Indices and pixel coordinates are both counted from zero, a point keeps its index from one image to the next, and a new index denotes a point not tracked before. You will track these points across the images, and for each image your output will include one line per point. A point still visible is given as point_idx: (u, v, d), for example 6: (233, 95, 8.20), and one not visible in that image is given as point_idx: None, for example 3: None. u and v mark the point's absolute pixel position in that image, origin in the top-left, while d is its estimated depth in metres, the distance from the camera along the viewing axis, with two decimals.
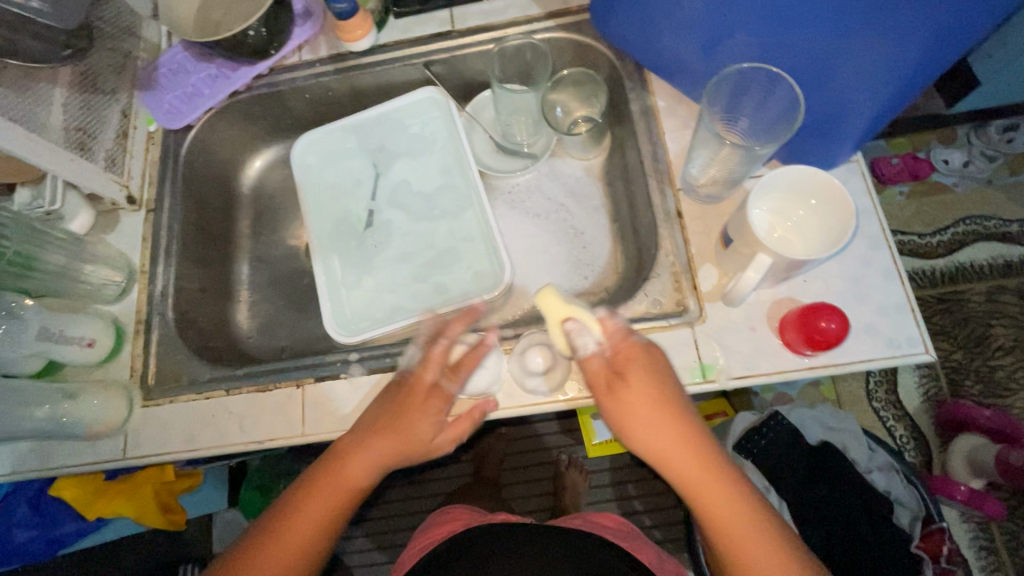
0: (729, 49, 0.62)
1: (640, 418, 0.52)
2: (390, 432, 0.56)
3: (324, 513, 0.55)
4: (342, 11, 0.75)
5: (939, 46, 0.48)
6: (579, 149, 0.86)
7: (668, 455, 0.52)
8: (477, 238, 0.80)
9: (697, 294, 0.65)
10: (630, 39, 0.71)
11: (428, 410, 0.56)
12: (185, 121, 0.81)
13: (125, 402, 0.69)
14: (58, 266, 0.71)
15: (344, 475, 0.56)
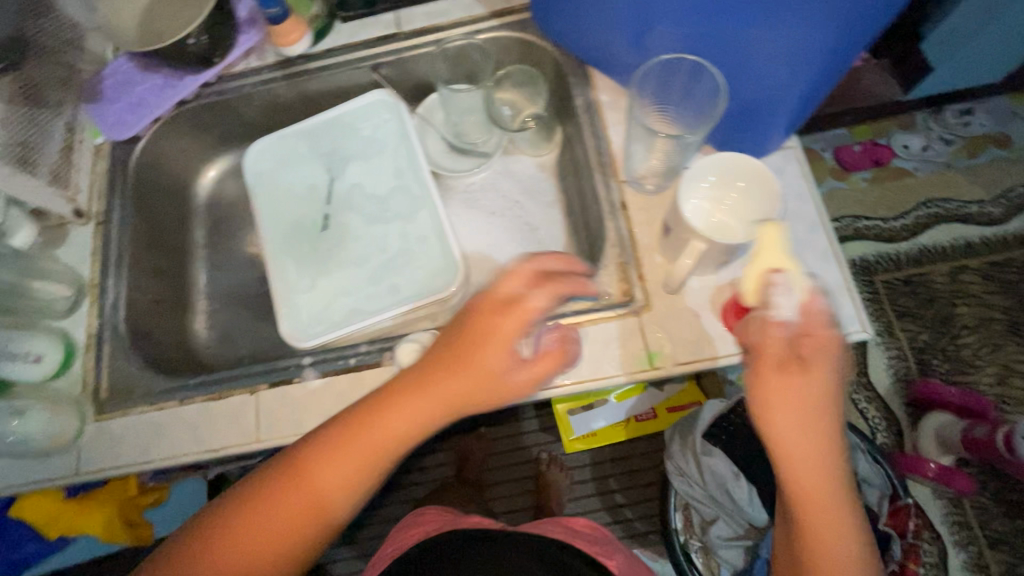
0: (656, 43, 0.63)
1: (803, 408, 0.47)
2: (471, 367, 0.53)
3: (349, 469, 0.54)
4: (273, 15, 0.76)
5: (840, 30, 0.50)
6: (531, 146, 0.86)
7: (807, 454, 0.48)
8: (431, 238, 0.80)
9: (642, 283, 0.66)
10: (568, 36, 0.72)
11: (510, 337, 0.53)
12: (131, 131, 0.81)
13: (76, 417, 0.69)
14: (7, 284, 0.71)
15: (380, 432, 0.54)
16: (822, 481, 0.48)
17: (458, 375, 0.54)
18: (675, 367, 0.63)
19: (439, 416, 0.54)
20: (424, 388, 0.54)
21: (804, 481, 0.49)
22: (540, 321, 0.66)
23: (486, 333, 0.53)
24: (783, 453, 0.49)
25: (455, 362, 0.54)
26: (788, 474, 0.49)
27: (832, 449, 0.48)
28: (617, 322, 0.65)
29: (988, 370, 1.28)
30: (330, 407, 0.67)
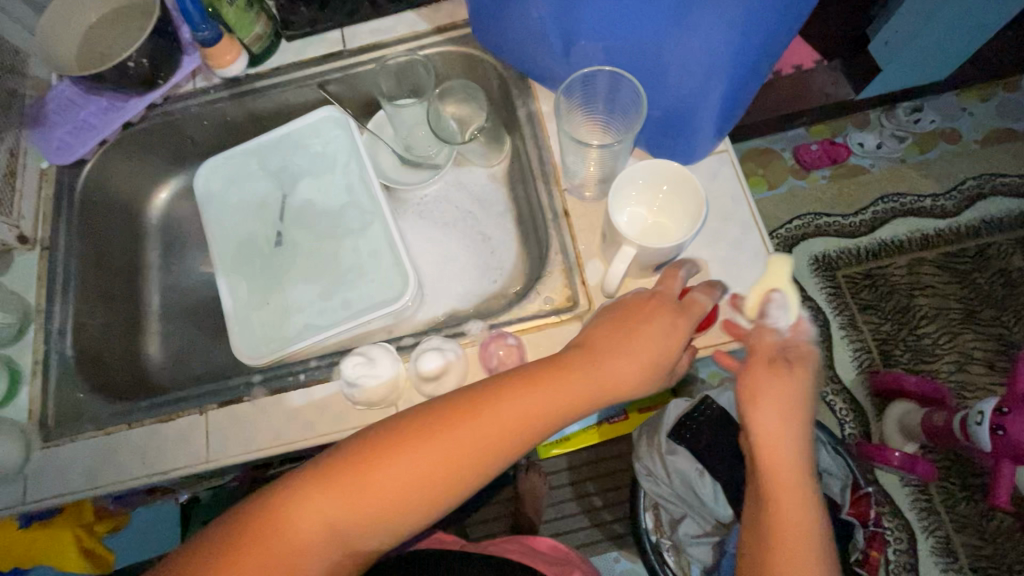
0: (582, 56, 0.66)
1: (784, 398, 0.52)
2: (654, 351, 0.53)
3: (439, 462, 0.50)
4: (205, 37, 0.77)
5: (739, 40, 0.53)
6: (480, 157, 0.88)
7: (779, 445, 0.51)
8: (383, 252, 0.81)
9: (585, 288, 0.68)
10: (504, 50, 0.75)
11: (671, 316, 0.55)
12: (75, 155, 0.80)
13: (22, 445, 0.68)
14: None
15: (487, 424, 0.51)
16: (793, 476, 0.51)
17: (614, 362, 0.53)
18: None
19: (592, 403, 0.53)
20: (546, 376, 0.53)
21: (777, 468, 0.51)
22: (486, 329, 0.68)
23: (650, 315, 0.55)
24: (771, 438, 0.51)
25: (615, 340, 0.54)
26: (766, 459, 0.51)
27: (800, 442, 0.52)
28: (561, 328, 0.67)
29: (947, 359, 1.32)
30: (280, 425, 0.67)
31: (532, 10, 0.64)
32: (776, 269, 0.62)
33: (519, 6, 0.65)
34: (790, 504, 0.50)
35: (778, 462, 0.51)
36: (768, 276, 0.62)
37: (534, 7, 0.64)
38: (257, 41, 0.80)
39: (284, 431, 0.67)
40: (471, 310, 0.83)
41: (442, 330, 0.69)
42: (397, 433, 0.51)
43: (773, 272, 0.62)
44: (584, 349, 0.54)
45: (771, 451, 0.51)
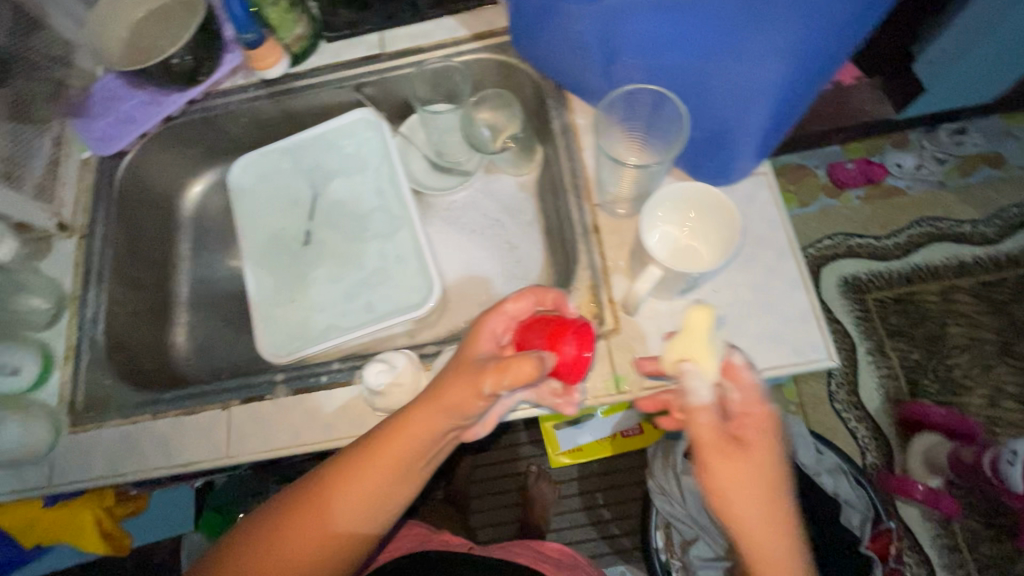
0: (623, 72, 0.65)
1: (729, 464, 0.48)
2: (473, 364, 0.53)
3: (358, 496, 0.54)
4: (249, 41, 0.77)
5: (788, 63, 0.52)
6: (511, 165, 0.87)
7: (744, 506, 0.47)
8: (409, 257, 0.81)
9: (612, 306, 0.67)
10: (544, 57, 0.74)
11: (485, 331, 0.57)
12: (117, 146, 0.83)
13: (50, 429, 0.69)
14: None
15: (387, 457, 0.54)
16: (766, 533, 0.47)
17: (457, 380, 0.52)
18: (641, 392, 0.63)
19: (456, 417, 0.53)
20: (426, 399, 0.54)
21: (749, 529, 0.47)
22: None
23: (477, 333, 0.56)
24: (720, 499, 0.48)
25: (461, 363, 0.54)
26: (730, 521, 0.48)
27: (772, 497, 0.47)
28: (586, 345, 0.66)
29: (979, 391, 1.27)
30: (299, 425, 0.67)
31: (575, 22, 0.63)
32: (692, 336, 0.55)
33: (562, 17, 0.64)
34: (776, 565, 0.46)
35: (749, 526, 0.47)
36: (691, 340, 0.55)
37: (578, 20, 0.62)
38: (297, 44, 0.81)
39: (302, 431, 0.67)
40: None
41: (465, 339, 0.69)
42: (313, 485, 0.55)
43: (688, 340, 0.55)
44: (439, 377, 0.55)
45: (738, 516, 0.47)
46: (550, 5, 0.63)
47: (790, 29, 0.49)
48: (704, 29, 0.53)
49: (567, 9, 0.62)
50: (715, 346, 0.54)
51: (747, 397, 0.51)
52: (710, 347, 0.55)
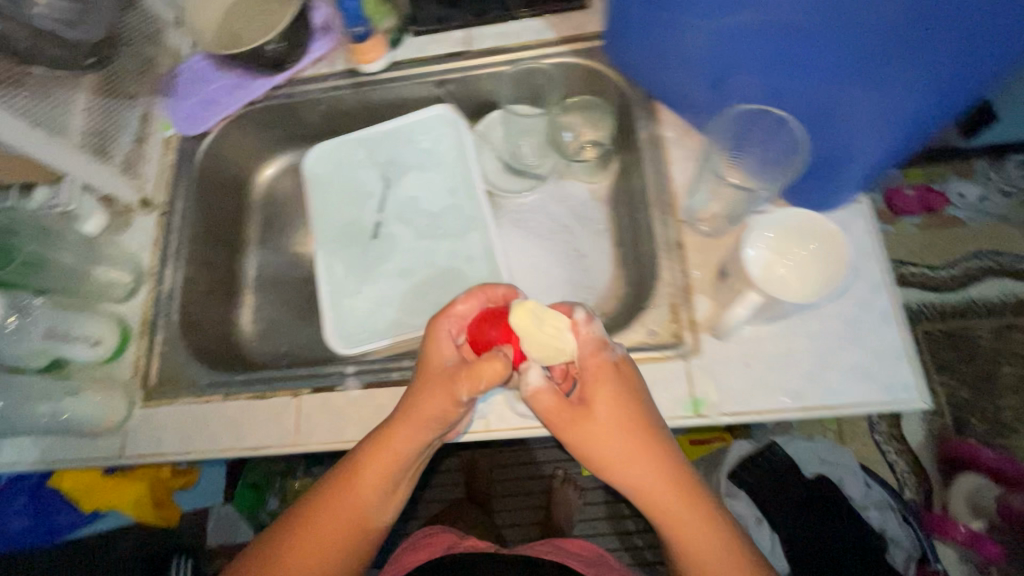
0: (737, 86, 0.63)
1: (601, 417, 0.53)
2: (441, 374, 0.58)
3: (348, 512, 0.58)
4: (358, 33, 0.79)
5: (926, 102, 0.49)
6: (586, 173, 0.86)
7: (624, 463, 0.52)
8: (480, 258, 0.80)
9: (693, 327, 0.65)
10: (649, 69, 0.72)
11: (442, 335, 0.60)
12: (202, 127, 0.84)
13: (124, 402, 0.71)
14: (67, 266, 0.74)
15: (377, 470, 0.58)
16: (650, 481, 0.52)
17: (430, 393, 0.57)
18: (719, 417, 0.61)
19: (438, 428, 0.58)
20: (406, 414, 0.58)
21: (638, 481, 0.52)
22: None
23: (433, 337, 0.60)
24: (599, 455, 0.53)
25: (426, 375, 0.58)
26: (617, 473, 0.53)
27: (650, 448, 0.53)
28: (664, 364, 0.64)
29: None
30: (369, 420, 0.68)
31: (695, 38, 0.62)
32: (546, 333, 0.56)
33: (681, 32, 0.63)
34: (666, 510, 0.53)
35: (636, 476, 0.52)
36: (541, 336, 0.56)
37: (698, 36, 0.61)
38: (387, 36, 0.81)
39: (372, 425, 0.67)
40: None
41: None
42: (304, 515, 0.58)
43: (535, 326, 0.56)
44: (409, 392, 0.59)
45: (617, 465, 0.53)
46: (670, 20, 0.63)
47: (936, 71, 0.46)
48: (839, 57, 0.51)
49: (688, 24, 0.61)
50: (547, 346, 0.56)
51: (591, 350, 0.56)
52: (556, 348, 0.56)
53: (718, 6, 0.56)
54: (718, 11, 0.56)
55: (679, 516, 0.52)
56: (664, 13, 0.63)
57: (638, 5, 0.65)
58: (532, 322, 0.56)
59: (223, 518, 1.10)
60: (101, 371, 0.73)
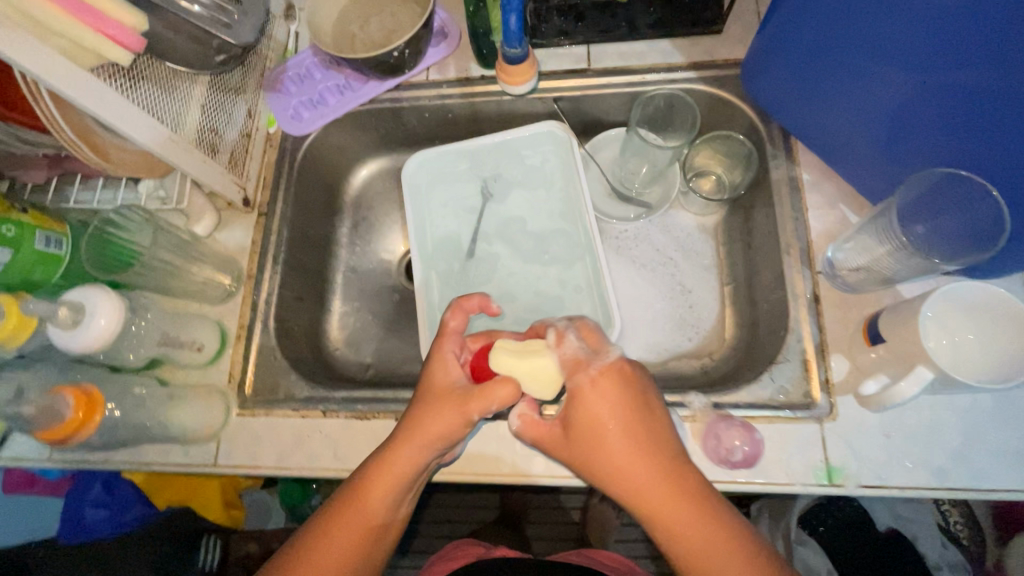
0: (906, 147, 0.58)
1: (595, 411, 0.55)
2: (450, 393, 0.59)
3: (360, 525, 0.57)
4: (514, 57, 0.71)
5: None
6: (698, 205, 0.82)
7: (614, 459, 0.54)
8: (586, 289, 0.77)
9: (828, 387, 0.62)
10: (799, 115, 0.67)
11: (448, 357, 0.61)
12: (308, 128, 0.81)
13: (222, 410, 0.68)
14: (166, 263, 0.71)
15: (383, 484, 0.57)
16: (645, 476, 0.53)
17: (436, 412, 0.58)
18: (856, 488, 0.58)
19: (443, 445, 0.58)
20: (411, 428, 0.58)
21: (631, 475, 0.53)
22: (709, 405, 0.63)
23: (439, 360, 0.61)
24: (596, 450, 0.55)
25: (430, 394, 0.59)
26: (609, 468, 0.54)
27: (641, 444, 0.54)
28: (796, 426, 0.61)
29: None
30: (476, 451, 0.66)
31: (869, 88, 0.57)
32: (523, 358, 0.59)
33: (854, 80, 0.58)
34: (666, 511, 0.52)
35: (630, 471, 0.53)
36: (523, 367, 0.59)
37: (875, 87, 0.56)
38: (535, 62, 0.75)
39: (480, 458, 0.66)
40: (660, 364, 0.79)
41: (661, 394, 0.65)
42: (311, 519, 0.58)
43: (514, 363, 0.59)
44: (415, 407, 0.59)
45: (608, 458, 0.54)
46: (845, 64, 0.58)
47: None
48: None
49: (867, 72, 0.56)
50: (534, 385, 0.59)
51: (573, 363, 0.58)
52: (535, 372, 0.59)
53: (917, 60, 0.51)
54: (915, 64, 0.51)
55: (680, 520, 0.52)
56: (840, 56, 0.58)
57: (810, 45, 0.60)
58: (508, 359, 0.59)
59: (257, 502, 1.02)
60: (199, 375, 0.71)
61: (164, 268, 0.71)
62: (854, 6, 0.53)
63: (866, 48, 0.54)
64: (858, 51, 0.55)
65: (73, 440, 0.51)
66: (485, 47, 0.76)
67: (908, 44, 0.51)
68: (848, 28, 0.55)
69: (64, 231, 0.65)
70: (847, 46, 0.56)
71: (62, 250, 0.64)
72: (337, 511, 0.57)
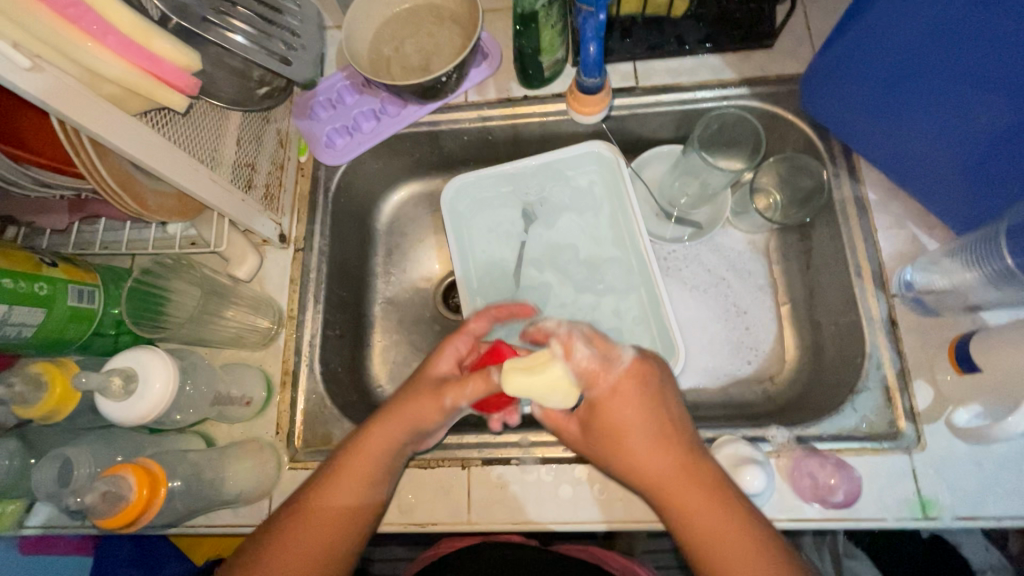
0: (993, 172, 0.56)
1: (613, 406, 0.53)
2: (431, 380, 0.58)
3: (330, 523, 0.54)
4: (591, 85, 0.68)
5: None
6: (750, 223, 0.80)
7: (630, 445, 0.53)
8: (645, 319, 0.75)
9: (913, 415, 0.60)
10: (873, 133, 0.65)
11: (447, 348, 0.60)
12: (342, 157, 0.77)
13: (273, 465, 0.64)
14: (195, 314, 0.66)
15: (356, 466, 0.56)
16: (662, 472, 0.52)
17: (414, 400, 0.57)
18: (952, 521, 0.56)
19: (418, 432, 0.57)
20: (388, 411, 0.58)
21: (648, 471, 0.52)
22: (792, 438, 0.61)
23: (438, 351, 0.60)
24: (615, 448, 0.53)
25: (416, 382, 0.58)
26: (627, 465, 0.53)
27: (658, 440, 0.53)
28: (884, 457, 0.59)
29: None
30: (550, 497, 0.62)
31: (956, 109, 0.55)
32: (538, 377, 0.52)
33: (935, 102, 0.56)
34: (683, 505, 0.51)
35: (647, 467, 0.52)
36: (540, 383, 0.52)
37: (963, 109, 0.54)
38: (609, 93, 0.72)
39: (555, 508, 0.61)
40: (720, 390, 0.76)
41: (740, 429, 0.63)
42: (272, 527, 0.54)
43: (529, 381, 0.51)
44: (398, 395, 0.59)
45: (627, 457, 0.53)
46: (930, 85, 0.55)
47: None
48: None
49: (954, 94, 0.54)
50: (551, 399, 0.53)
51: (596, 367, 0.54)
52: (556, 387, 0.52)
53: (1016, 83, 0.49)
54: (1008, 89, 0.49)
55: (697, 511, 0.51)
56: (925, 76, 0.55)
57: (892, 64, 0.57)
58: (521, 378, 0.52)
59: None
60: (247, 428, 0.66)
61: (193, 318, 0.66)
62: (947, 29, 0.51)
63: (955, 70, 0.52)
64: (948, 72, 0.53)
65: (136, 523, 0.49)
66: (530, 67, 0.72)
67: (1007, 66, 0.48)
68: (933, 51, 0.53)
69: (96, 283, 0.59)
70: (934, 67, 0.54)
71: (94, 304, 0.59)
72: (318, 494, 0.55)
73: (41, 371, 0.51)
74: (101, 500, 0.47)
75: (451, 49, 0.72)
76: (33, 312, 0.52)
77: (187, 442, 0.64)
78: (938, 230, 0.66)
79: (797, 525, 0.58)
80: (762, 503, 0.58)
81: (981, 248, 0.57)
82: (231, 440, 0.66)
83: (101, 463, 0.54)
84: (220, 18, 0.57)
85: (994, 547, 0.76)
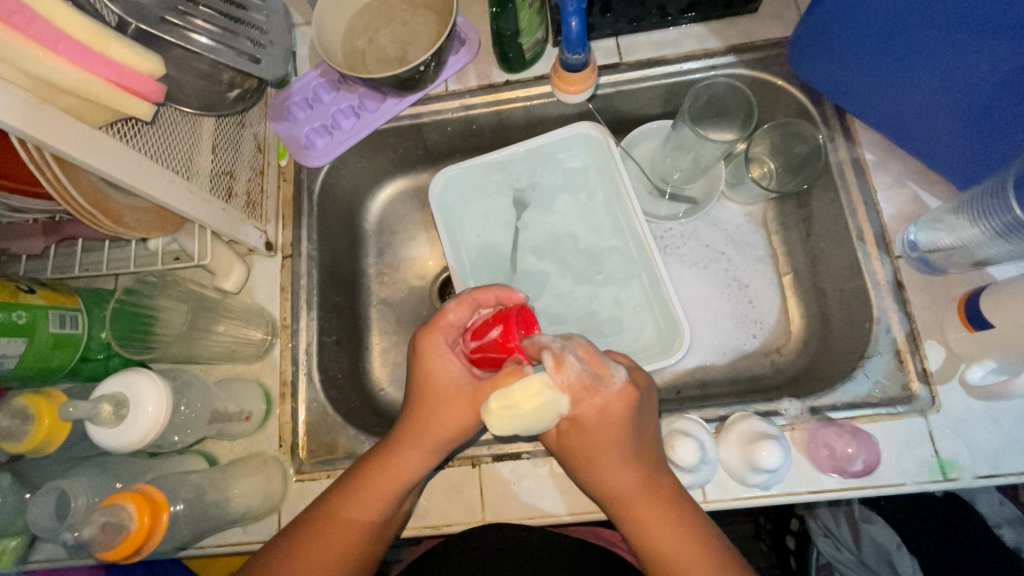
0: (999, 122, 0.54)
1: (590, 435, 0.51)
2: (453, 390, 0.55)
3: (318, 561, 0.51)
4: (575, 62, 0.65)
5: None
6: (745, 194, 0.78)
7: (604, 464, 0.51)
8: (648, 306, 0.75)
9: (926, 377, 0.59)
10: (865, 91, 0.63)
11: (443, 351, 0.55)
12: (323, 158, 0.74)
13: (279, 479, 0.62)
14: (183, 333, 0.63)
15: (372, 489, 0.54)
16: (629, 487, 0.51)
17: (443, 414, 0.55)
18: (973, 480, 0.55)
19: (441, 451, 0.56)
20: (411, 425, 0.56)
21: (616, 487, 0.51)
22: (805, 410, 0.60)
23: (433, 353, 0.55)
24: (584, 460, 0.52)
25: (431, 389, 0.55)
26: (596, 478, 0.52)
27: (629, 457, 0.51)
28: (899, 422, 0.58)
29: None
30: (566, 489, 0.60)
31: (953, 60, 0.53)
32: (524, 410, 0.47)
33: (926, 55, 0.55)
34: (648, 517, 0.51)
35: (615, 485, 0.52)
36: (527, 418, 0.47)
37: (962, 60, 0.52)
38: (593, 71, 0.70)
39: (571, 499, 0.60)
40: (728, 366, 0.75)
41: (752, 404, 0.62)
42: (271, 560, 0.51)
43: (515, 419, 0.47)
44: (411, 410, 0.56)
45: (597, 471, 0.52)
46: (918, 38, 0.54)
47: None
48: None
49: (947, 45, 0.52)
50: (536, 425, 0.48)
51: (580, 391, 0.49)
52: (540, 419, 0.48)
53: (1014, 26, 0.47)
54: (1005, 35, 0.48)
55: (653, 524, 0.51)
56: (912, 29, 0.54)
57: (879, 21, 0.56)
58: (508, 421, 0.47)
59: None
60: (249, 443, 0.65)
61: (181, 335, 0.63)
62: None
63: (944, 20, 0.51)
64: (942, 22, 0.51)
65: (140, 553, 0.48)
66: (511, 50, 0.70)
67: (1004, 9, 0.47)
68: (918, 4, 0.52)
69: (79, 307, 0.57)
70: (920, 20, 0.52)
71: (79, 329, 0.57)
72: (327, 507, 0.54)
73: (27, 404, 0.50)
74: (101, 532, 0.45)
75: (427, 37, 0.69)
76: (12, 343, 0.50)
77: (189, 462, 0.63)
78: (939, 186, 0.65)
79: (816, 496, 0.57)
80: (779, 478, 0.57)
81: (988, 202, 0.56)
82: (234, 457, 0.64)
83: (101, 492, 0.53)
84: (182, 19, 0.54)
85: (1008, 501, 0.76)
